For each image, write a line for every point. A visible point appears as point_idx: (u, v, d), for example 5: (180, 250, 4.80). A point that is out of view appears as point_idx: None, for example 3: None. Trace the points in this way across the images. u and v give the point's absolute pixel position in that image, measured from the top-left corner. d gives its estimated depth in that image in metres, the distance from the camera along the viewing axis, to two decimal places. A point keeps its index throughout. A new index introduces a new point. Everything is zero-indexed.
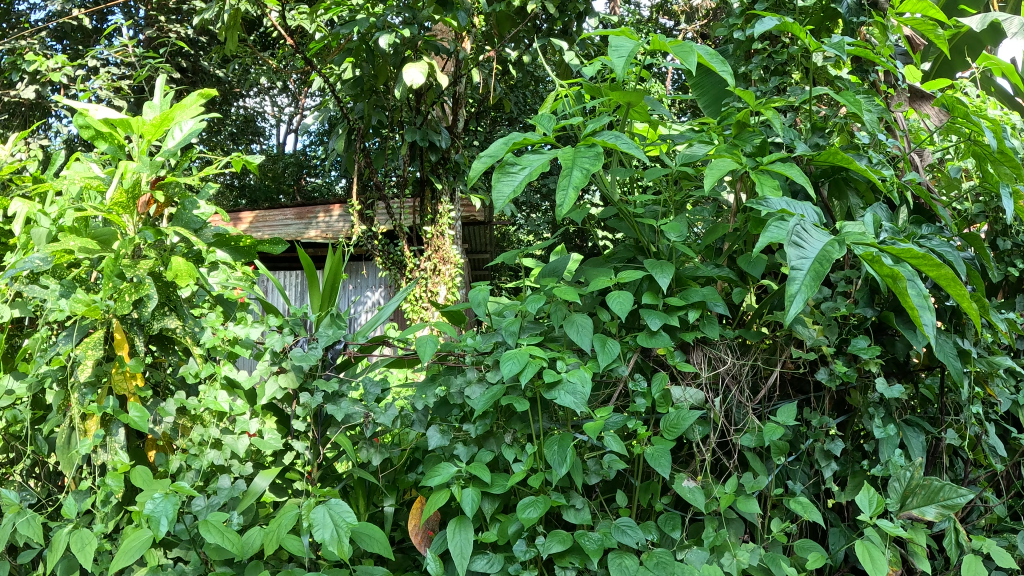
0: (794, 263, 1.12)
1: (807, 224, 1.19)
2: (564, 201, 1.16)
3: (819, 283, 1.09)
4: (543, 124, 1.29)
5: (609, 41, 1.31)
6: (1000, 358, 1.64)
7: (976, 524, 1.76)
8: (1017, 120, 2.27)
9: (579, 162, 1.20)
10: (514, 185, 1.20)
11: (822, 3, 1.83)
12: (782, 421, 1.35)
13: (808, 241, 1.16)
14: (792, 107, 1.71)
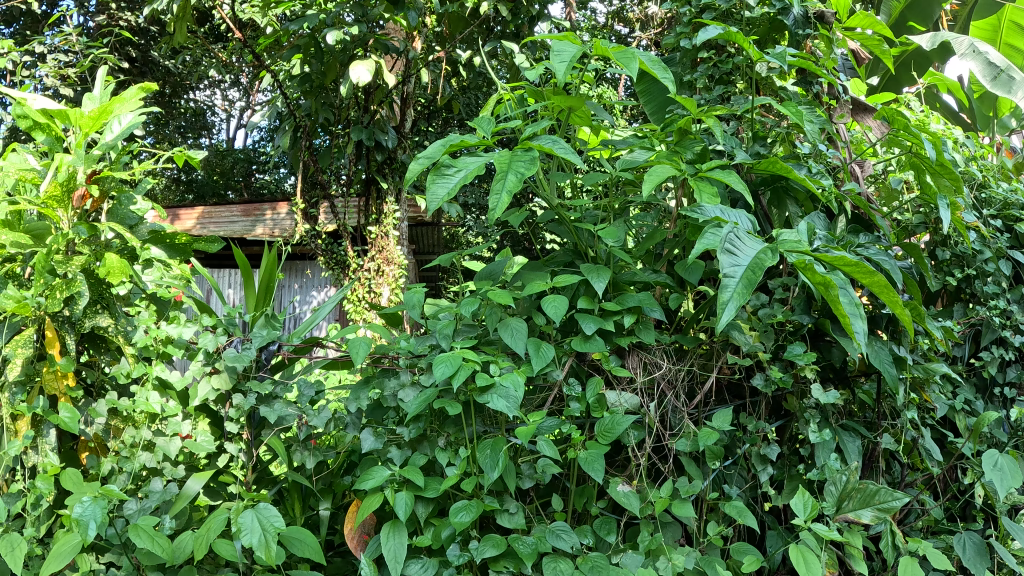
0: (727, 270, 1.13)
1: (740, 232, 1.19)
2: (497, 205, 1.15)
3: (751, 290, 1.10)
4: (483, 127, 1.28)
5: (551, 45, 1.30)
6: (936, 365, 1.67)
7: (913, 527, 1.79)
8: (958, 136, 2.34)
9: (515, 167, 1.18)
10: (449, 187, 1.18)
11: (770, 15, 1.84)
12: (718, 425, 1.35)
13: (742, 249, 1.17)
14: (736, 115, 1.72)
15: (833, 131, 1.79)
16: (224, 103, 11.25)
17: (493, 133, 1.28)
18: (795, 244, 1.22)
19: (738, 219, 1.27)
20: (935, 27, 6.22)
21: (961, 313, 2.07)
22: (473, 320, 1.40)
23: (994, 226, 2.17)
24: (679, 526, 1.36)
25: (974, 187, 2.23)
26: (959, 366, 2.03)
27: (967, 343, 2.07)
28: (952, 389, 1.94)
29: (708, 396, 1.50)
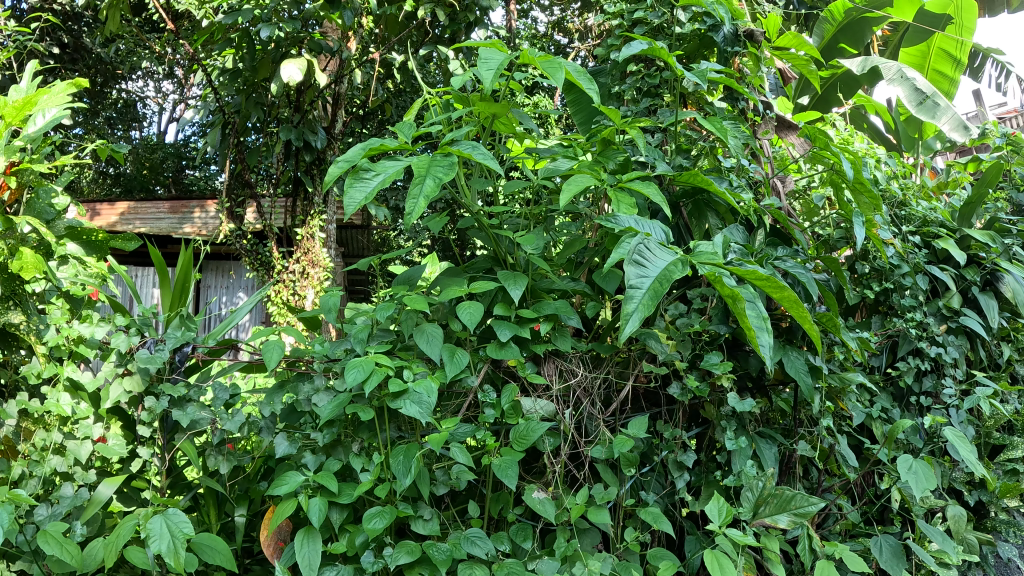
0: (634, 281, 1.14)
1: (651, 243, 1.21)
2: (414, 209, 1.13)
3: (656, 301, 1.11)
4: (405, 132, 1.28)
5: (478, 52, 1.29)
6: (852, 375, 1.72)
7: (832, 531, 1.84)
8: (882, 156, 2.51)
9: (434, 171, 1.18)
10: (366, 193, 1.17)
11: (699, 31, 1.84)
12: (633, 432, 1.37)
13: (651, 261, 1.19)
14: (662, 128, 1.74)
15: (757, 146, 1.82)
16: (157, 95, 10.95)
17: (414, 138, 1.28)
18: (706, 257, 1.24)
19: (653, 229, 1.29)
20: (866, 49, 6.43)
21: (877, 324, 2.15)
22: (390, 325, 1.39)
23: (912, 242, 2.25)
24: (596, 531, 1.37)
25: (894, 205, 2.33)
26: (877, 375, 2.10)
27: (885, 354, 2.14)
28: (869, 397, 2.00)
29: (624, 403, 1.53)
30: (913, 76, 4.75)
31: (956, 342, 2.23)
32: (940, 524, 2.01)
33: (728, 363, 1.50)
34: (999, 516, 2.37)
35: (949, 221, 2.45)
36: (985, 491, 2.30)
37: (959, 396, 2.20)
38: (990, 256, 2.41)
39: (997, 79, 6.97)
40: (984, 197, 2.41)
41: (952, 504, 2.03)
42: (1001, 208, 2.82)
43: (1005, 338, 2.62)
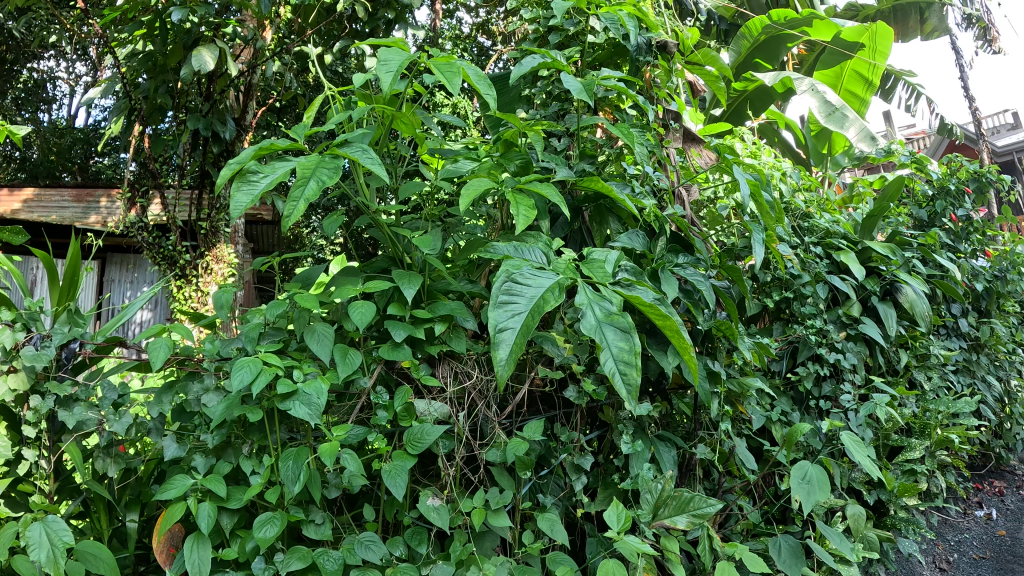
0: (501, 324, 1.13)
1: (520, 274, 1.20)
2: (293, 212, 1.16)
3: (526, 343, 1.10)
4: (297, 132, 1.34)
5: (377, 53, 1.30)
6: (751, 380, 1.76)
7: (733, 530, 1.89)
8: (787, 169, 2.57)
9: (318, 174, 1.20)
10: (252, 195, 1.20)
11: (612, 40, 1.88)
12: (528, 436, 1.37)
13: (523, 293, 1.18)
14: (568, 133, 1.76)
15: (664, 154, 1.86)
16: (70, 77, 10.50)
17: (307, 138, 1.34)
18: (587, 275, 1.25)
19: (531, 253, 1.31)
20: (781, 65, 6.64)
21: (778, 331, 2.22)
22: (281, 324, 1.39)
23: (814, 252, 2.33)
24: (494, 534, 1.38)
25: (797, 216, 2.41)
26: (777, 379, 2.16)
27: (785, 359, 2.21)
28: (770, 401, 2.07)
29: (521, 405, 1.54)
30: (824, 91, 4.90)
31: (855, 349, 2.32)
32: (840, 523, 2.08)
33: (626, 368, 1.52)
34: (898, 514, 2.47)
35: (851, 234, 2.55)
36: (883, 491, 2.41)
37: (857, 400, 2.29)
38: (890, 268, 2.52)
39: (906, 101, 7.30)
40: (884, 211, 2.52)
41: (850, 504, 2.11)
42: (901, 223, 2.95)
43: (903, 345, 2.74)
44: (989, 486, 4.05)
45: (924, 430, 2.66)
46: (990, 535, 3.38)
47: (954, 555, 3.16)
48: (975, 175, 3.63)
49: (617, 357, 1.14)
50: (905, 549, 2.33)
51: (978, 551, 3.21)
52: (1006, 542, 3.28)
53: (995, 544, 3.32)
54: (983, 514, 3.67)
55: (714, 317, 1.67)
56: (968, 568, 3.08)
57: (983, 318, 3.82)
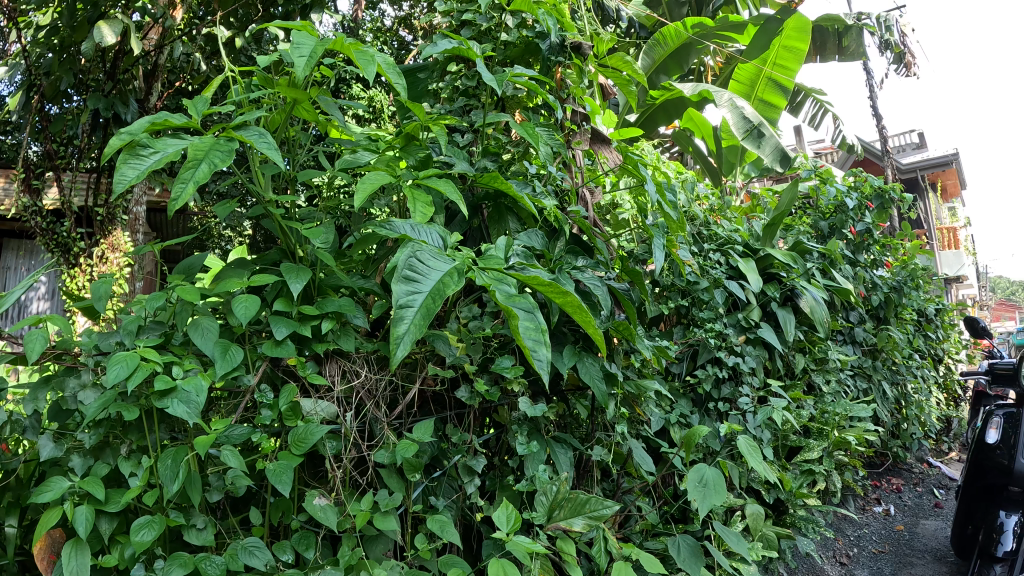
0: (404, 301, 1.11)
1: (423, 254, 1.19)
2: (182, 193, 1.20)
3: (427, 321, 1.09)
4: (195, 108, 1.36)
5: (289, 37, 1.34)
6: (647, 382, 1.78)
7: (633, 531, 1.91)
8: (688, 178, 2.64)
9: (211, 156, 1.23)
10: (139, 171, 1.23)
11: (525, 37, 1.88)
12: (417, 437, 1.39)
13: (424, 275, 1.17)
14: (473, 130, 1.76)
15: (569, 155, 1.86)
16: None
17: (203, 115, 1.37)
18: (487, 262, 1.23)
19: (429, 235, 1.34)
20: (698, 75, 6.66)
21: (678, 334, 2.27)
22: (163, 317, 1.40)
23: (714, 258, 2.39)
24: (385, 538, 1.41)
25: (698, 224, 2.48)
26: (677, 382, 2.20)
27: (684, 361, 2.26)
28: (670, 403, 2.11)
29: (411, 405, 1.56)
30: (742, 105, 4.88)
31: (753, 352, 2.39)
32: (739, 522, 2.14)
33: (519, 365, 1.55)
34: (797, 512, 2.56)
35: (750, 241, 2.62)
36: (781, 490, 2.49)
37: (754, 402, 2.37)
38: (790, 276, 2.63)
39: (813, 118, 7.57)
40: (785, 220, 2.58)
41: (750, 503, 2.16)
42: (802, 233, 3.07)
43: (801, 350, 2.85)
44: (885, 484, 4.33)
45: (823, 431, 2.77)
46: (888, 530, 3.65)
47: (853, 549, 3.32)
48: (878, 191, 3.79)
49: (524, 333, 1.15)
50: (802, 546, 2.42)
51: (878, 546, 3.43)
52: (901, 537, 3.56)
53: (891, 538, 3.57)
54: (880, 511, 3.88)
55: (611, 319, 1.69)
56: (866, 562, 3.24)
57: (880, 325, 3.99)
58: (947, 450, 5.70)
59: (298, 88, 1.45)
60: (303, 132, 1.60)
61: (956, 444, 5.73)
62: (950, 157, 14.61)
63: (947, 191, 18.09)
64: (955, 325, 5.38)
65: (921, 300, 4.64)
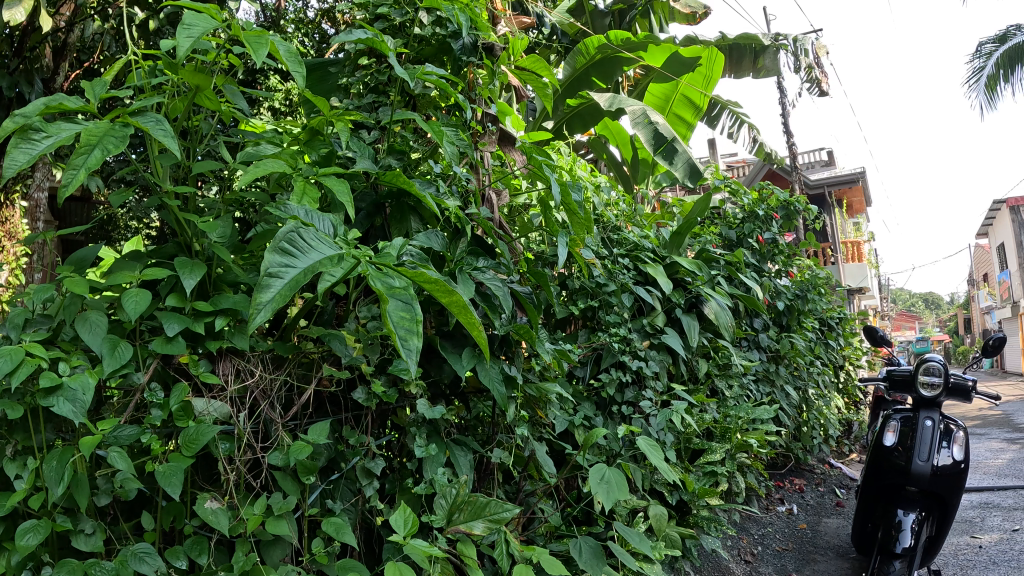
0: (274, 270, 1.08)
1: (306, 233, 1.17)
2: (72, 180, 1.16)
3: (292, 293, 1.06)
4: (94, 91, 1.32)
5: (182, 18, 1.36)
6: (549, 386, 1.78)
7: (537, 532, 1.89)
8: (599, 185, 2.68)
9: (105, 142, 1.21)
10: (33, 154, 1.18)
11: (438, 35, 1.87)
12: (312, 439, 1.39)
13: (302, 252, 1.14)
14: (379, 126, 1.73)
15: (476, 157, 1.85)
16: None
17: (102, 99, 1.32)
18: (375, 256, 1.22)
19: (320, 221, 1.32)
20: (619, 86, 6.65)
21: (583, 338, 2.29)
22: (49, 310, 1.32)
23: (621, 263, 2.43)
24: (283, 543, 1.39)
25: (606, 229, 2.51)
26: (581, 385, 2.21)
27: (589, 365, 2.27)
28: (575, 406, 2.12)
29: (306, 407, 1.52)
30: (655, 121, 4.67)
31: (657, 357, 2.43)
32: (642, 523, 2.16)
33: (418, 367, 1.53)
34: (700, 513, 2.61)
35: (658, 248, 2.66)
36: (685, 492, 2.53)
37: (657, 406, 2.40)
38: (695, 283, 2.68)
39: (729, 128, 7.79)
40: (692, 228, 2.62)
41: (654, 504, 2.19)
42: (709, 241, 3.14)
43: (706, 355, 2.91)
44: (789, 484, 4.47)
45: (725, 434, 2.84)
46: (791, 528, 3.79)
47: (758, 547, 3.43)
48: (783, 203, 3.93)
49: (397, 323, 1.09)
50: (705, 546, 2.46)
51: (781, 544, 3.56)
52: (803, 535, 3.71)
53: (794, 536, 3.71)
54: (784, 510, 4.02)
55: (511, 321, 1.69)
56: (770, 559, 3.35)
57: (784, 332, 4.11)
58: (848, 451, 5.93)
59: (199, 73, 1.43)
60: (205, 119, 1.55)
61: (856, 446, 5.97)
62: (856, 174, 15.25)
63: (852, 206, 18.89)
64: (856, 333, 5.60)
65: (822, 309, 4.82)
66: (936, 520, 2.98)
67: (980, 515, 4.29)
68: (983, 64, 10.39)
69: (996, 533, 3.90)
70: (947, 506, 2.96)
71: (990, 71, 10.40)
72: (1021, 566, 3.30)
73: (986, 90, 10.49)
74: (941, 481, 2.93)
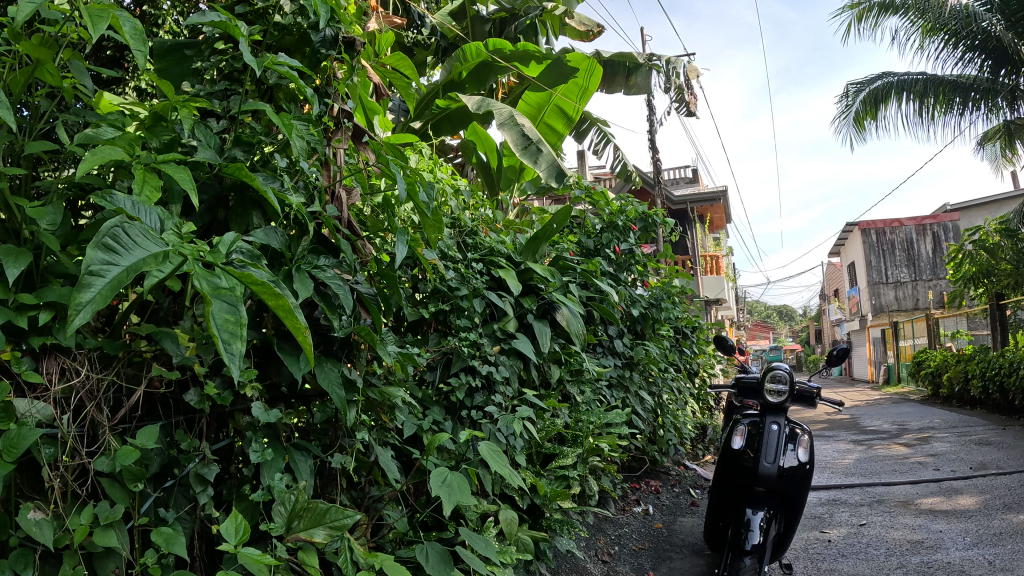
0: (96, 269, 1.05)
1: (132, 229, 1.14)
2: None
3: (114, 294, 1.03)
4: None
5: None
6: (392, 390, 1.76)
7: (385, 539, 1.87)
8: (459, 189, 2.70)
9: None
10: None
11: (299, 26, 1.80)
12: (141, 443, 1.31)
13: (125, 248, 1.11)
14: (228, 115, 1.66)
15: (328, 153, 1.80)
16: None
17: None
18: (204, 253, 1.19)
19: (147, 215, 1.27)
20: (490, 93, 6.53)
21: (434, 342, 2.27)
22: None
23: (475, 268, 2.44)
24: (115, 555, 1.31)
25: (463, 233, 2.52)
26: (430, 389, 2.20)
27: (438, 369, 2.24)
28: (423, 410, 2.10)
29: (136, 409, 1.42)
30: (521, 124, 4.71)
31: (507, 362, 2.45)
32: (493, 527, 2.16)
33: (255, 369, 1.48)
34: (553, 516, 2.65)
35: (513, 254, 2.69)
36: (537, 495, 2.55)
37: (506, 410, 2.42)
38: (547, 289, 2.73)
39: (596, 143, 7.98)
40: (549, 236, 2.65)
41: (505, 508, 2.19)
42: (565, 249, 3.20)
43: (560, 361, 2.97)
44: (645, 485, 4.62)
45: (576, 438, 2.88)
46: (648, 528, 3.92)
47: (616, 547, 3.52)
48: (642, 215, 4.08)
49: (220, 326, 1.09)
50: (559, 548, 2.49)
51: (637, 543, 3.68)
52: (659, 534, 3.84)
53: (650, 535, 3.84)
54: (641, 510, 4.15)
55: (353, 323, 1.66)
56: (627, 558, 3.45)
57: (638, 339, 4.23)
58: (702, 454, 6.18)
59: (42, 45, 1.34)
60: (44, 92, 1.44)
61: (708, 449, 6.23)
62: (718, 193, 15.94)
63: (713, 221, 19.77)
64: (710, 341, 5.84)
65: (677, 317, 5.00)
66: (783, 516, 3.15)
67: (827, 512, 4.56)
68: (850, 104, 10.68)
69: (843, 528, 4.16)
70: (793, 504, 3.13)
71: (857, 108, 10.58)
72: (868, 558, 3.53)
73: (855, 126, 10.71)
74: (788, 480, 3.09)
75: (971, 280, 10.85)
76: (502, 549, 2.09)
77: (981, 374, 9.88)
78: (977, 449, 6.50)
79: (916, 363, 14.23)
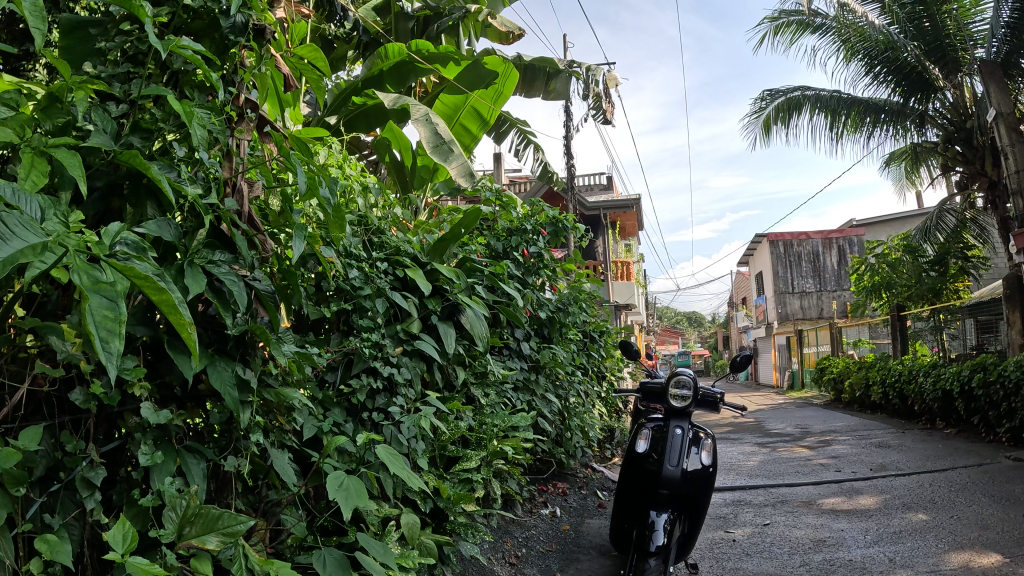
0: None
1: (10, 218, 1.07)
2: None
3: None
4: None
5: None
6: (288, 391, 1.72)
7: (283, 544, 1.83)
8: (366, 186, 2.66)
9: None
10: None
11: (210, 8, 1.73)
12: (23, 445, 1.24)
13: (3, 237, 1.04)
14: (127, 99, 1.58)
15: (230, 144, 1.75)
16: None
17: None
18: (86, 246, 1.14)
19: (28, 203, 1.20)
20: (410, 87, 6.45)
21: (337, 342, 2.23)
22: None
23: (379, 267, 2.41)
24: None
25: (368, 230, 2.49)
26: (332, 390, 2.16)
27: (339, 370, 2.19)
28: (323, 412, 2.06)
29: (17, 408, 1.34)
30: (437, 122, 4.69)
31: (409, 364, 2.43)
32: (395, 531, 2.14)
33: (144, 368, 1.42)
34: (457, 520, 2.63)
35: (418, 254, 2.66)
36: (439, 499, 2.53)
37: (408, 413, 2.40)
38: (452, 291, 2.71)
39: (516, 145, 8.01)
40: (456, 238, 2.64)
41: (408, 512, 2.17)
42: (473, 251, 3.20)
43: (465, 364, 2.96)
44: (553, 486, 4.65)
45: (481, 441, 2.88)
46: (554, 530, 3.95)
47: (523, 550, 3.52)
48: (552, 220, 4.12)
49: (98, 323, 1.05)
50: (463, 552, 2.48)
51: (544, 544, 3.70)
52: (565, 537, 3.87)
53: (556, 538, 3.86)
54: (548, 512, 4.18)
55: (248, 322, 1.62)
56: (534, 561, 3.47)
57: (545, 343, 4.25)
58: (609, 456, 6.26)
59: None
60: None
61: (616, 451, 6.32)
62: (633, 200, 16.22)
63: (627, 227, 20.12)
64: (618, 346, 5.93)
65: (586, 321, 5.06)
66: (687, 518, 3.21)
67: (733, 512, 4.68)
68: (765, 106, 11.01)
69: (747, 527, 4.28)
70: (695, 505, 3.19)
71: (771, 112, 10.96)
72: (771, 557, 3.64)
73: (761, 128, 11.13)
74: (691, 482, 3.15)
75: (872, 290, 11.38)
76: (403, 553, 2.07)
77: (881, 381, 10.34)
78: (877, 452, 6.79)
79: (818, 369, 14.77)
